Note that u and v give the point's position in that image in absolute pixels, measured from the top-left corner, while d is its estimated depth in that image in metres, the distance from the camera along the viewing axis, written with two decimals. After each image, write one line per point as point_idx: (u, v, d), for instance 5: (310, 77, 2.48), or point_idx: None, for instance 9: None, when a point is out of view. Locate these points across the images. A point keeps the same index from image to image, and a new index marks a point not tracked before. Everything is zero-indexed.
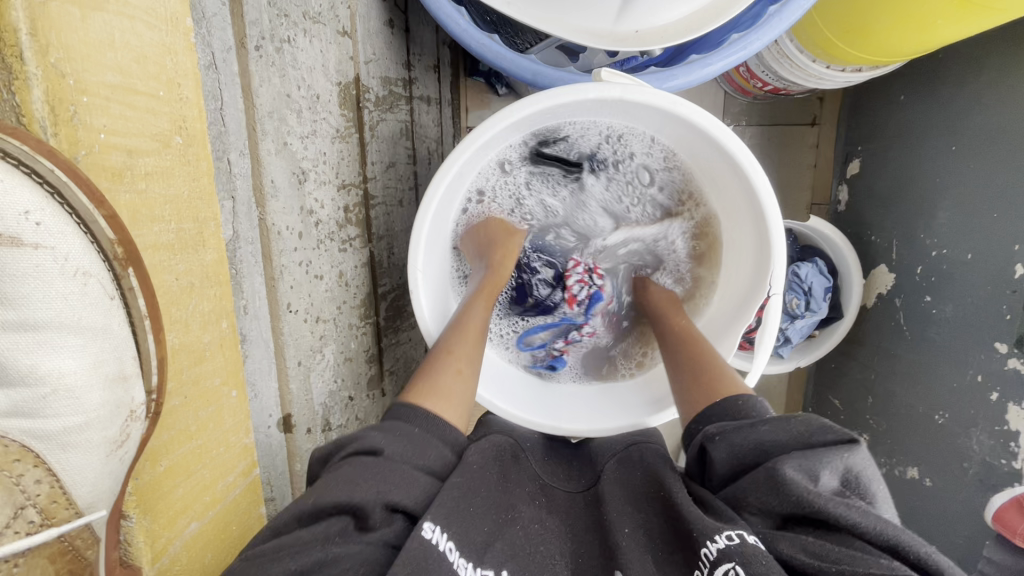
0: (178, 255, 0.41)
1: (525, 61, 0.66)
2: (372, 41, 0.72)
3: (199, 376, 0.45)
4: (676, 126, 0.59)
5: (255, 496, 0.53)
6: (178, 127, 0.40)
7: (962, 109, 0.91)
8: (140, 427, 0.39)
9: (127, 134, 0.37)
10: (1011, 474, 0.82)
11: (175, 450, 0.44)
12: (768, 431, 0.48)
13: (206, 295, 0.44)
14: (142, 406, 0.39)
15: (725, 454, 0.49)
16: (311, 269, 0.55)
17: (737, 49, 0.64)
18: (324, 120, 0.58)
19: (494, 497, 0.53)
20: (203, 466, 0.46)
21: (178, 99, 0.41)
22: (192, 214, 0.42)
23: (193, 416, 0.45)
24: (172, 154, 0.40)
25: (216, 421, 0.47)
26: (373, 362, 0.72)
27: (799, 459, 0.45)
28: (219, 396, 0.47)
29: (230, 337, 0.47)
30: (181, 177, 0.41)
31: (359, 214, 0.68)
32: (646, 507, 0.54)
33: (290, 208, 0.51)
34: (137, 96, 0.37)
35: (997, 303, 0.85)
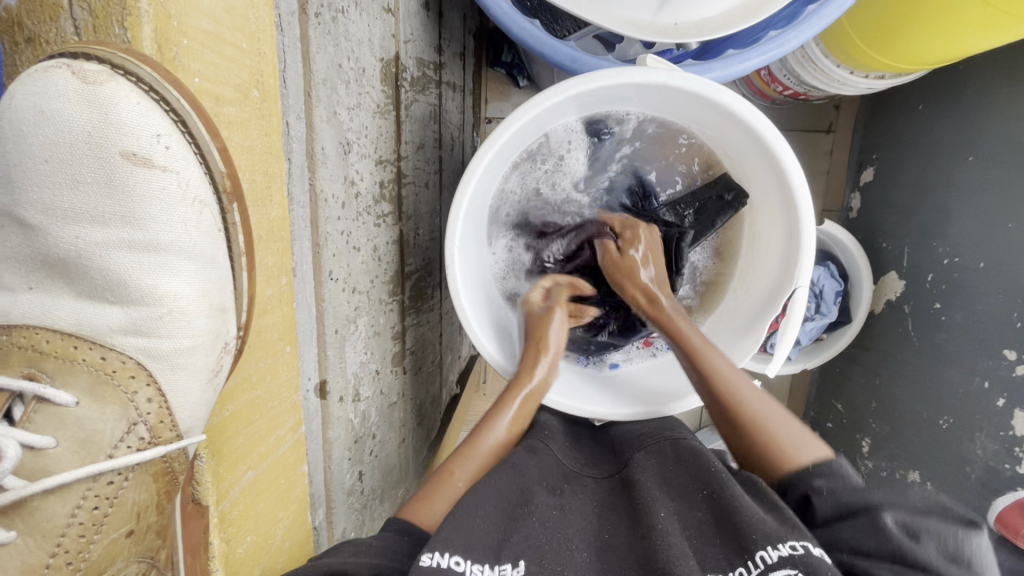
0: (252, 207, 0.42)
1: (565, 48, 0.67)
2: (410, 22, 0.73)
3: (261, 328, 0.45)
4: (714, 116, 0.59)
5: (303, 454, 0.54)
6: (257, 80, 0.41)
7: (983, 120, 0.92)
8: (232, 359, 0.41)
9: (215, 81, 0.38)
10: (1015, 478, 0.84)
11: (240, 396, 0.45)
12: (883, 494, 0.48)
13: (271, 249, 0.45)
14: (235, 341, 0.41)
15: (830, 506, 0.49)
16: (350, 239, 0.55)
17: (773, 46, 0.64)
18: (368, 94, 0.58)
19: (509, 495, 0.54)
20: (261, 417, 0.47)
21: (256, 54, 0.41)
22: (263, 167, 0.43)
23: (255, 366, 0.45)
24: (250, 106, 0.41)
25: (273, 374, 0.48)
26: (397, 340, 0.72)
27: (902, 515, 0.46)
28: (277, 350, 0.48)
29: (288, 293, 0.48)
30: (255, 131, 0.41)
31: (393, 191, 0.69)
32: (691, 499, 0.54)
33: (336, 176, 0.51)
34: (227, 46, 0.38)
35: (1008, 311, 0.86)
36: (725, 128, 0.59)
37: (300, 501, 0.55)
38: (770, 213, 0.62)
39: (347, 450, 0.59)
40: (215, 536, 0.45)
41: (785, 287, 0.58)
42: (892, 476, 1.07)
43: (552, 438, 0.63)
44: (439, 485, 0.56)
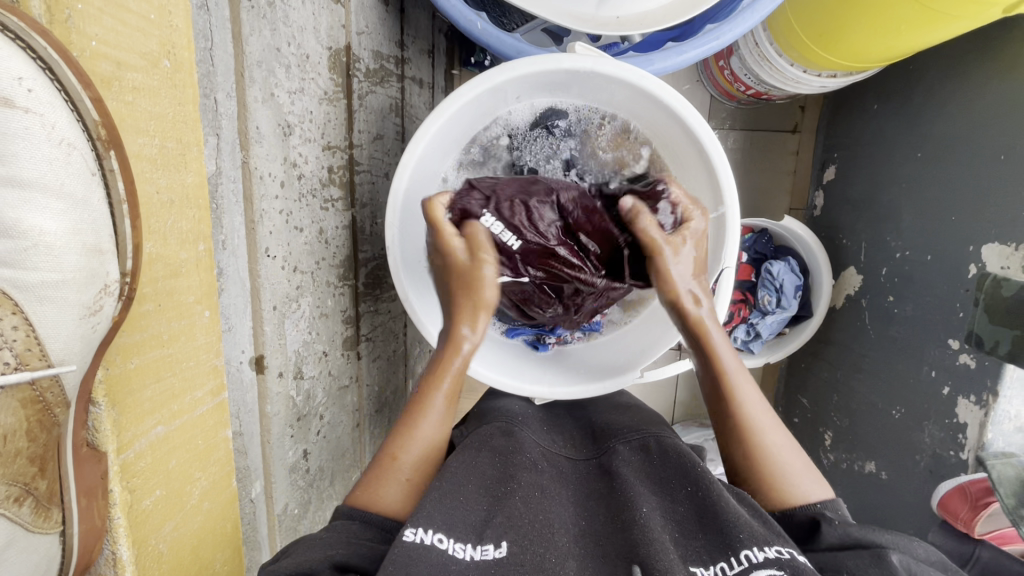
0: (161, 170, 0.43)
1: (511, 39, 0.69)
2: (365, 15, 0.75)
3: (174, 289, 0.47)
4: (643, 103, 0.62)
5: (224, 418, 0.55)
6: (167, 50, 0.42)
7: (930, 116, 0.95)
8: (113, 303, 0.41)
9: (117, 47, 0.39)
10: (958, 464, 0.85)
11: (147, 351, 0.46)
12: (890, 541, 0.48)
13: (186, 214, 0.46)
14: (117, 285, 0.41)
15: (841, 539, 0.48)
16: (292, 219, 0.57)
17: (710, 39, 0.67)
18: (313, 80, 0.60)
19: (489, 476, 0.56)
20: (173, 374, 0.48)
21: (169, 26, 0.42)
22: (176, 135, 0.44)
23: (165, 325, 0.47)
24: (160, 75, 0.42)
25: (188, 335, 0.49)
26: (349, 325, 0.74)
27: (907, 559, 0.46)
28: (193, 313, 0.49)
29: (207, 260, 0.49)
30: (167, 99, 0.43)
31: (343, 177, 0.70)
32: (676, 496, 0.55)
33: (273, 157, 0.53)
34: (129, 15, 0.39)
35: (953, 300, 0.88)
36: (654, 116, 0.63)
37: (222, 465, 0.57)
38: (698, 197, 0.65)
39: (288, 427, 0.61)
40: (115, 484, 0.46)
41: (714, 268, 0.62)
42: (851, 468, 1.09)
43: (528, 426, 0.65)
44: (387, 470, 0.54)
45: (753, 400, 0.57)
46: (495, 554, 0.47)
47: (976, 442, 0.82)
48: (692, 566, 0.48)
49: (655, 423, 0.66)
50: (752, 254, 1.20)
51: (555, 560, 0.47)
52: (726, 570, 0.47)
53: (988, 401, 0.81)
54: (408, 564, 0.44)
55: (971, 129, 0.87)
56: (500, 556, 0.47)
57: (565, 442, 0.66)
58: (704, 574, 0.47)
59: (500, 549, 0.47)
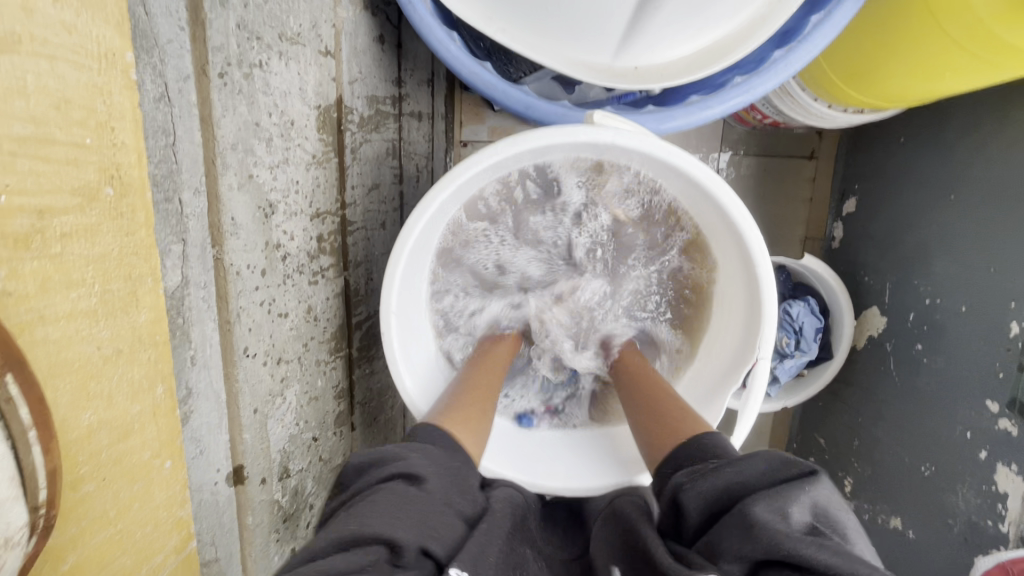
0: (103, 321, 0.35)
1: (518, 92, 0.62)
2: (359, 59, 0.69)
3: (122, 454, 0.39)
4: (671, 175, 0.55)
5: (192, 572, 0.46)
6: (109, 176, 0.34)
7: (965, 158, 0.88)
8: (19, 552, 0.30)
9: (38, 192, 0.30)
10: (997, 536, 0.79)
11: (87, 540, 0.37)
12: (734, 474, 0.44)
13: (138, 359, 0.38)
14: (23, 530, 0.30)
15: (698, 504, 0.44)
16: (274, 307, 0.51)
17: (738, 93, 0.60)
18: (299, 146, 0.54)
19: (509, 552, 0.46)
20: (123, 553, 0.40)
21: (112, 145, 0.34)
22: (124, 272, 0.36)
23: (113, 498, 0.38)
24: (99, 209, 0.34)
25: (143, 498, 0.41)
26: (343, 398, 0.68)
27: (765, 495, 0.41)
28: (150, 469, 0.41)
29: (167, 403, 0.41)
30: (110, 233, 0.35)
31: (335, 242, 0.64)
32: (636, 567, 0.46)
33: (252, 245, 0.47)
34: (54, 147, 0.31)
35: (989, 359, 0.82)
36: (682, 187, 0.56)
37: None
38: (732, 274, 0.59)
39: (274, 531, 0.55)
40: None
41: (747, 357, 0.56)
42: (874, 520, 1.04)
43: (535, 517, 0.57)
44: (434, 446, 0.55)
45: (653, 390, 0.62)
46: None
47: (1017, 516, 0.76)
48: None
49: None
50: None
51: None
52: None
53: None
54: None
55: (1012, 176, 0.81)
56: None
57: (557, 539, 0.57)
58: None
59: None
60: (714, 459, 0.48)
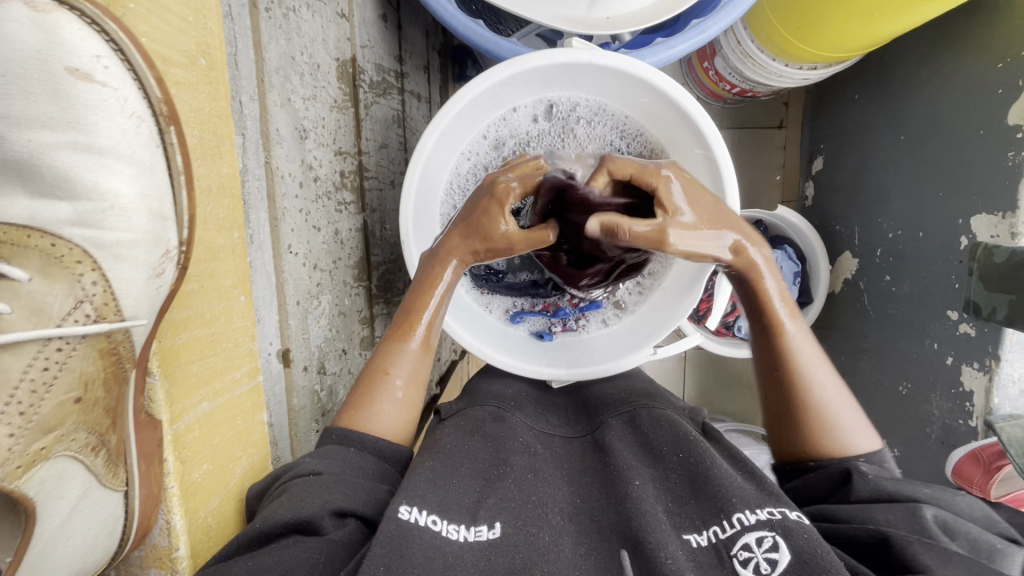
0: (201, 159, 0.46)
1: (507, 43, 0.72)
2: (367, 29, 0.79)
3: (213, 273, 0.49)
4: (639, 95, 0.66)
5: (260, 402, 0.55)
6: (204, 50, 0.45)
7: (910, 101, 0.99)
8: (173, 269, 0.44)
9: (161, 44, 0.43)
10: (968, 432, 0.87)
11: (193, 328, 0.47)
12: (928, 495, 0.51)
13: (222, 203, 0.48)
14: (176, 252, 0.44)
15: (867, 490, 0.51)
16: (310, 218, 0.59)
17: (696, 33, 0.70)
18: (324, 88, 0.63)
19: (481, 461, 0.57)
20: (215, 353, 0.49)
21: (204, 28, 0.45)
22: (212, 128, 0.47)
23: (208, 305, 0.48)
24: (198, 72, 0.45)
25: (227, 316, 0.50)
26: (365, 325, 0.76)
27: (941, 513, 0.49)
28: (230, 296, 0.50)
29: (242, 247, 0.51)
30: (204, 94, 0.46)
31: (354, 182, 0.73)
32: (656, 462, 0.57)
33: (292, 158, 0.56)
34: (171, 15, 0.43)
35: (948, 273, 0.91)
36: (649, 107, 0.67)
37: (259, 450, 0.57)
38: None
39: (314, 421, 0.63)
40: (169, 454, 0.46)
41: None
42: None
43: (520, 411, 0.66)
44: (380, 385, 0.57)
45: (813, 356, 0.58)
46: (489, 535, 0.48)
47: (983, 409, 0.84)
48: (685, 534, 0.49)
49: (644, 394, 0.67)
50: None
51: (547, 540, 0.48)
52: (719, 532, 0.48)
53: (991, 366, 0.83)
54: (401, 544, 0.45)
55: (949, 110, 0.91)
56: (493, 537, 0.48)
57: (559, 422, 0.67)
58: (699, 540, 0.48)
59: (493, 530, 0.48)
60: (885, 472, 0.54)
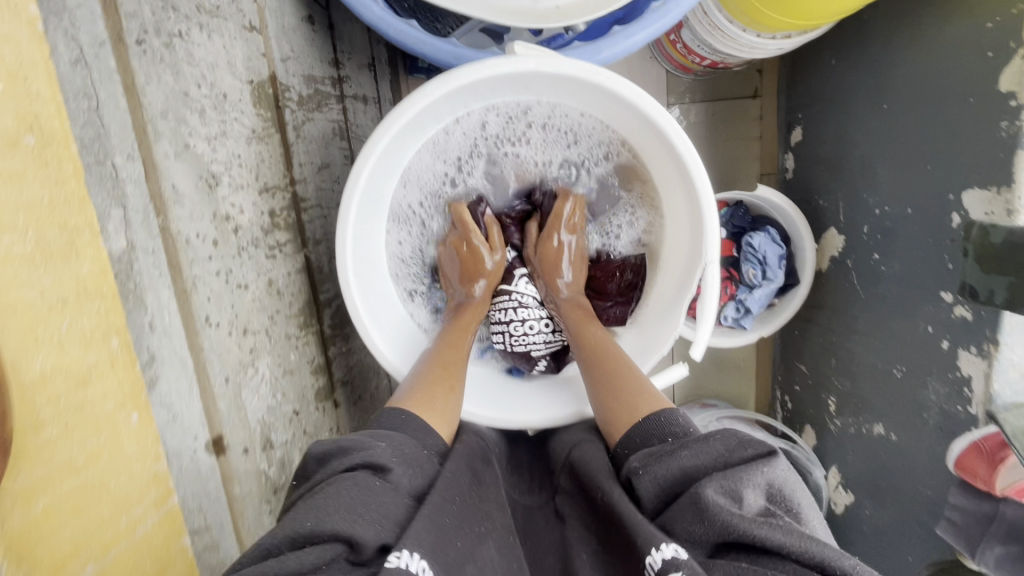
0: (43, 269, 0.35)
1: (445, 44, 0.63)
2: (289, 38, 0.69)
3: (82, 404, 0.38)
4: (600, 98, 0.58)
5: (179, 527, 0.46)
6: (29, 124, 0.34)
7: (893, 67, 0.91)
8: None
9: None
10: (968, 419, 0.83)
11: (58, 485, 0.37)
12: (689, 456, 0.46)
13: (86, 311, 0.37)
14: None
15: (653, 489, 0.47)
16: (233, 278, 0.52)
17: (657, 17, 0.62)
18: (235, 120, 0.54)
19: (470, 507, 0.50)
20: (99, 503, 0.39)
21: (29, 92, 0.34)
22: (58, 221, 0.35)
23: (78, 447, 0.38)
24: (23, 156, 0.34)
25: (112, 450, 0.40)
26: (321, 373, 0.68)
27: (719, 479, 0.44)
28: (116, 421, 0.40)
29: (126, 356, 0.40)
30: (37, 181, 0.34)
31: (289, 218, 0.64)
32: (595, 520, 0.51)
33: (198, 214, 0.48)
34: None
35: (940, 253, 0.86)
36: (612, 109, 0.59)
37: None
38: (673, 188, 0.61)
39: (265, 502, 0.56)
40: None
41: (697, 264, 0.59)
42: (859, 432, 1.07)
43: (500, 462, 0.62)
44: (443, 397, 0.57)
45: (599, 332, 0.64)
46: None
47: (983, 395, 0.80)
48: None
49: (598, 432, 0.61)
50: (731, 229, 1.16)
51: None
52: None
53: (989, 351, 0.79)
54: None
55: (934, 77, 0.84)
56: None
57: (524, 487, 0.62)
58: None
59: None
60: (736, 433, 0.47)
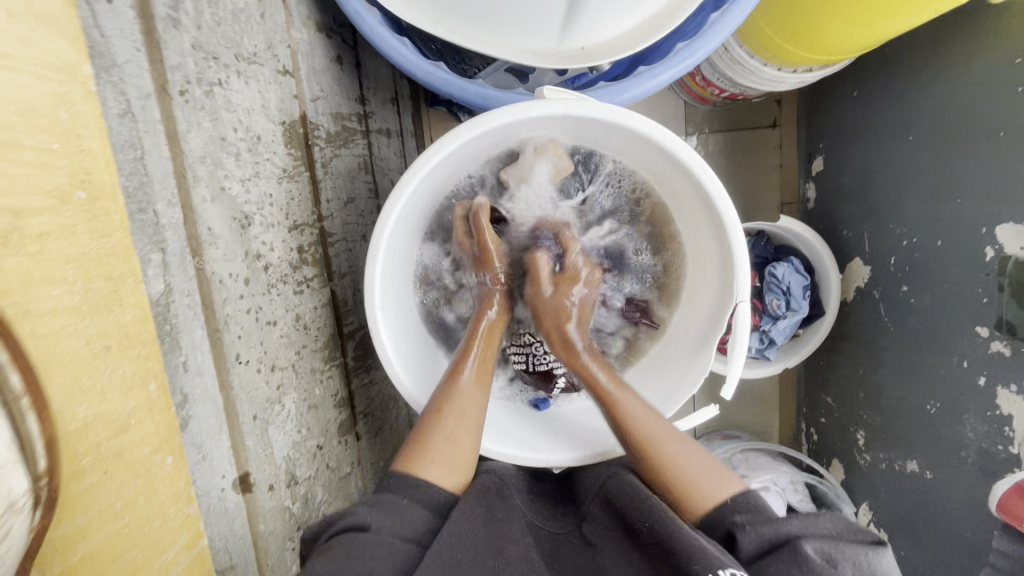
0: (88, 319, 0.38)
1: (473, 85, 0.65)
2: (319, 78, 0.71)
3: (120, 447, 0.41)
4: (626, 138, 0.58)
5: (208, 568, 0.47)
6: (80, 181, 0.36)
7: (918, 98, 0.91)
8: (24, 519, 0.34)
9: (13, 194, 0.33)
10: (1008, 460, 0.80)
11: (96, 530, 0.40)
12: (798, 525, 0.46)
13: (127, 357, 0.40)
14: (26, 496, 0.34)
15: (755, 546, 0.46)
16: (262, 315, 0.52)
17: (681, 59, 0.63)
18: (267, 161, 0.55)
19: (480, 548, 0.50)
20: (133, 545, 0.42)
21: (78, 150, 0.36)
22: (103, 272, 0.38)
23: (117, 491, 0.41)
24: (73, 211, 0.37)
25: (147, 493, 0.42)
26: (343, 407, 0.68)
27: (819, 543, 0.45)
28: (152, 465, 0.42)
29: (162, 401, 0.43)
30: (86, 235, 0.37)
31: (316, 253, 0.66)
32: (635, 547, 0.51)
33: (232, 254, 0.49)
34: (24, 151, 0.34)
35: (972, 286, 0.84)
36: (639, 149, 0.59)
37: None
38: (702, 227, 0.61)
39: (289, 539, 0.56)
40: None
41: (727, 304, 0.58)
42: (892, 468, 1.03)
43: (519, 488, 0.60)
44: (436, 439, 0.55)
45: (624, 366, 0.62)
46: None
47: None
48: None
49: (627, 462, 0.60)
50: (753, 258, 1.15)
51: None
52: None
53: None
54: None
55: (962, 110, 0.84)
56: None
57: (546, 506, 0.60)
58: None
59: None
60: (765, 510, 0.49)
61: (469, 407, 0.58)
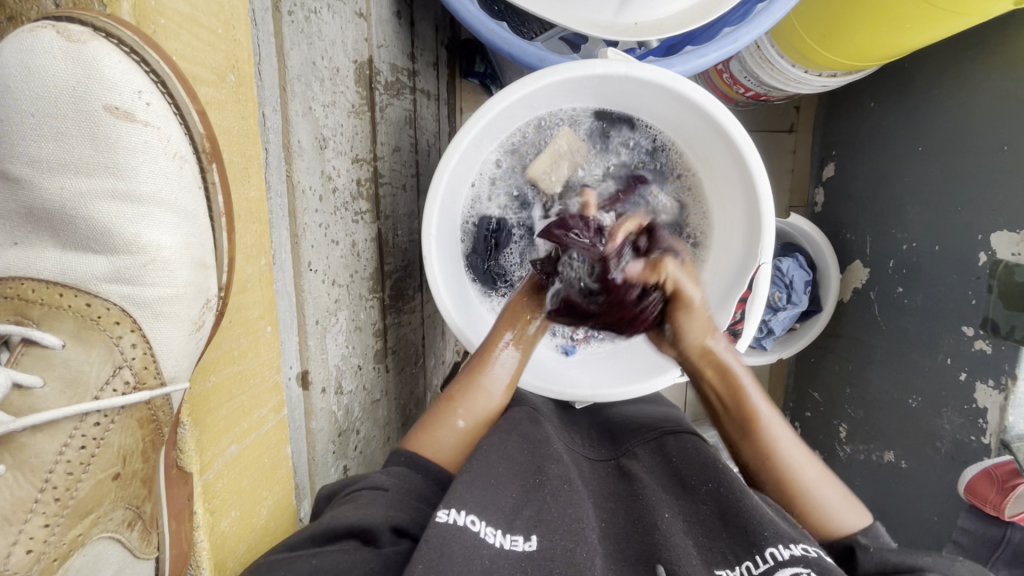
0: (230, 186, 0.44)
1: (532, 48, 0.69)
2: (383, 27, 0.75)
3: (241, 305, 0.47)
4: (675, 105, 0.63)
5: (285, 435, 0.56)
6: (233, 65, 0.43)
7: (932, 112, 0.97)
8: (212, 317, 0.44)
9: (193, 62, 0.40)
10: (981, 448, 0.88)
11: (222, 368, 0.47)
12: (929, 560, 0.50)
13: (251, 229, 0.47)
14: (215, 299, 0.43)
15: (874, 565, 0.52)
16: (329, 233, 0.57)
17: (728, 42, 0.68)
18: (343, 93, 0.59)
19: (518, 464, 0.55)
20: (242, 392, 0.49)
21: (232, 40, 0.43)
22: (241, 149, 0.45)
23: (236, 341, 0.48)
24: (227, 89, 0.43)
25: (255, 351, 0.50)
26: (379, 337, 0.73)
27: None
28: (258, 328, 0.50)
29: (268, 273, 0.50)
30: (233, 113, 0.44)
31: (370, 190, 0.70)
32: (687, 495, 0.55)
33: (313, 170, 0.53)
34: (202, 29, 0.40)
35: (963, 289, 0.91)
36: (685, 118, 0.65)
37: (283, 483, 0.57)
38: (732, 198, 0.67)
39: (330, 443, 0.62)
40: (200, 505, 0.47)
41: (749, 264, 0.64)
42: (869, 458, 1.10)
43: (553, 423, 0.65)
44: (442, 413, 0.61)
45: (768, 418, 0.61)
46: (526, 546, 0.47)
47: (997, 427, 0.85)
48: (717, 570, 0.48)
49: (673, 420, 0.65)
50: None
51: (586, 555, 0.46)
52: (751, 568, 0.46)
53: (1007, 385, 0.84)
54: (443, 543, 0.44)
55: (973, 124, 0.90)
56: (530, 550, 0.46)
57: (586, 440, 0.65)
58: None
59: (530, 541, 0.47)
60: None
61: (479, 400, 0.62)
